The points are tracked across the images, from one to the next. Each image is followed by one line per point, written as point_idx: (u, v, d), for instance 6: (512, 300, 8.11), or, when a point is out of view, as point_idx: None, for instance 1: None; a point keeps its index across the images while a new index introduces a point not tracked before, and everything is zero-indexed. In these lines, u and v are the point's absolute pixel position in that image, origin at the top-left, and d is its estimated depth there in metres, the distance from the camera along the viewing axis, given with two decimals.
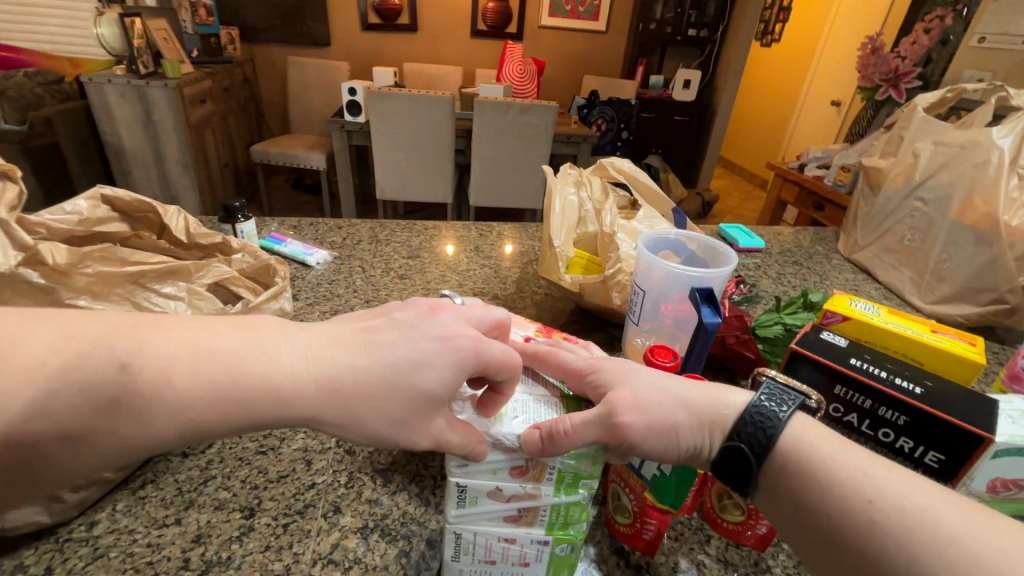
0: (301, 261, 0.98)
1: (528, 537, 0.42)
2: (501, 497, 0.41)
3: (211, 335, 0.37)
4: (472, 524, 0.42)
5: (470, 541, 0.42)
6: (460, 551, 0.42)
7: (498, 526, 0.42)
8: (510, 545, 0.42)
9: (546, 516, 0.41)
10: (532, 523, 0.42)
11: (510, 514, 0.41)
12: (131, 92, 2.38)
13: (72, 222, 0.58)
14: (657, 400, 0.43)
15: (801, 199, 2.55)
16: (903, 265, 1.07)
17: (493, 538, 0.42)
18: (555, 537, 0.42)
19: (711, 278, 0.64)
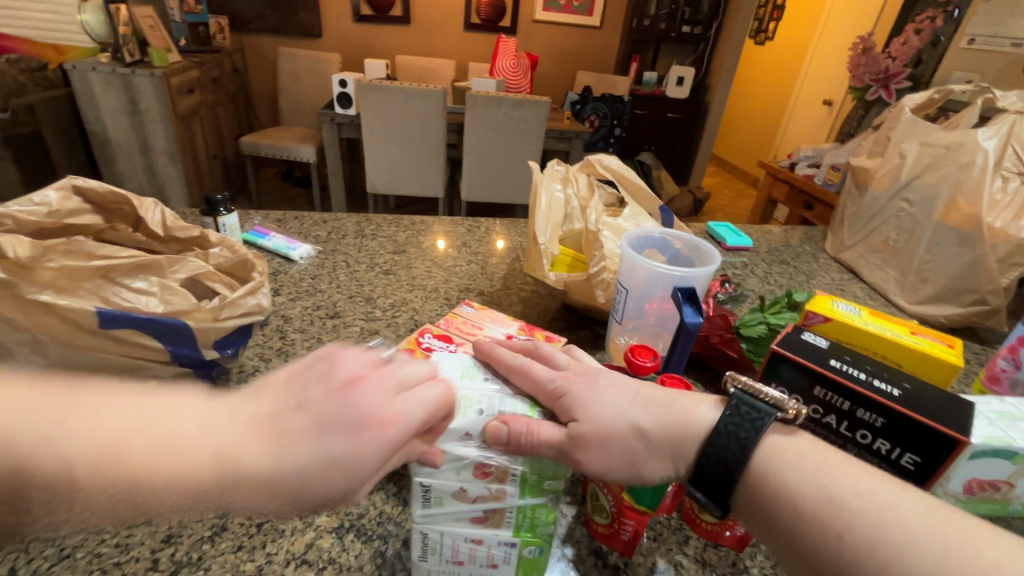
0: (284, 256, 0.97)
1: (495, 538, 0.41)
2: (466, 498, 0.41)
3: (106, 403, 0.29)
4: (440, 523, 0.41)
5: (438, 541, 0.41)
6: (428, 551, 0.42)
7: (464, 527, 0.41)
8: (477, 546, 0.41)
9: (512, 518, 0.41)
10: (499, 525, 0.41)
11: (476, 514, 0.41)
12: (116, 81, 2.34)
13: (42, 214, 0.57)
14: (625, 429, 0.42)
15: (791, 198, 2.56)
16: (888, 265, 1.08)
17: (460, 538, 0.41)
18: (521, 539, 0.41)
19: (694, 277, 0.64)
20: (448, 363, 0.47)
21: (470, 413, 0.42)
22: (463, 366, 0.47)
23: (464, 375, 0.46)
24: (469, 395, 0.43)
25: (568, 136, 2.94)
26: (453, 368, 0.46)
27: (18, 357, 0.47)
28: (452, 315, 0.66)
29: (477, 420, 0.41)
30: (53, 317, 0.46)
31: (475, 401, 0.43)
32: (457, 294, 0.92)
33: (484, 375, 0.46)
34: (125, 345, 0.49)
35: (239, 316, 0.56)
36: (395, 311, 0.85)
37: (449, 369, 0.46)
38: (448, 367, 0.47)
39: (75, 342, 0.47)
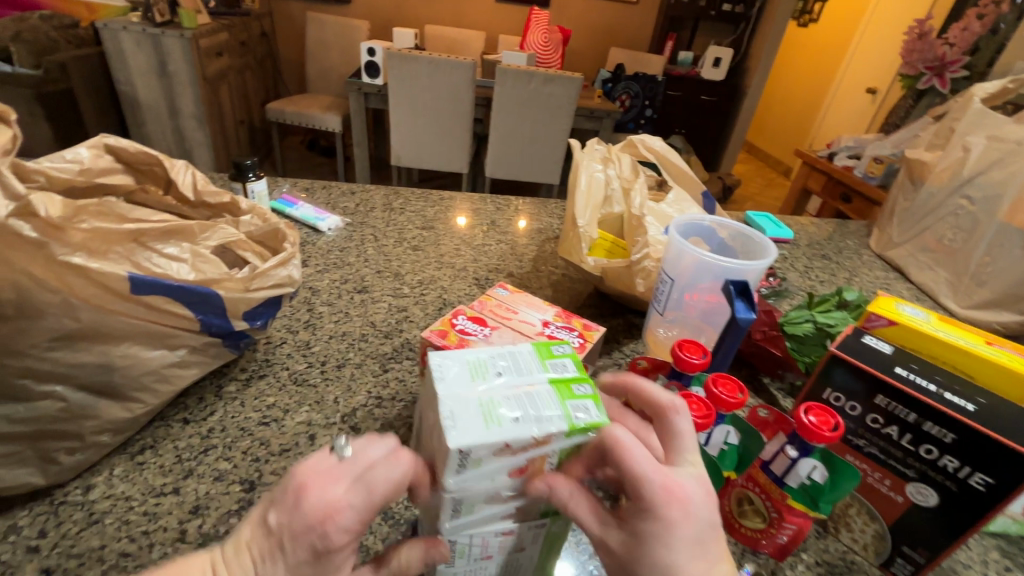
0: (311, 226, 0.95)
1: (526, 526, 0.39)
2: (499, 498, 0.36)
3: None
4: (466, 529, 0.37)
5: (464, 545, 0.37)
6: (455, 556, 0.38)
7: (495, 524, 0.38)
8: (508, 537, 0.39)
9: (545, 509, 0.39)
10: (528, 516, 0.38)
11: (507, 509, 0.37)
12: (146, 41, 2.32)
13: (73, 171, 0.54)
14: (657, 542, 0.33)
15: (828, 189, 2.46)
16: (940, 266, 1.02)
17: (490, 535, 0.38)
18: (550, 518, 0.40)
19: (746, 270, 0.60)
20: (449, 362, 0.39)
21: (504, 422, 0.34)
22: (470, 365, 0.38)
23: (475, 375, 0.38)
24: (492, 399, 0.36)
25: (598, 115, 2.86)
26: (458, 368, 0.38)
27: (48, 321, 0.43)
28: (486, 297, 0.63)
29: (514, 427, 0.34)
30: (85, 280, 0.44)
31: (505, 405, 0.35)
32: (486, 274, 0.90)
33: (493, 372, 0.39)
34: (158, 313, 0.47)
35: (268, 288, 0.56)
36: (423, 288, 0.83)
37: (454, 367, 0.38)
38: (456, 364, 0.39)
39: (111, 308, 0.45)
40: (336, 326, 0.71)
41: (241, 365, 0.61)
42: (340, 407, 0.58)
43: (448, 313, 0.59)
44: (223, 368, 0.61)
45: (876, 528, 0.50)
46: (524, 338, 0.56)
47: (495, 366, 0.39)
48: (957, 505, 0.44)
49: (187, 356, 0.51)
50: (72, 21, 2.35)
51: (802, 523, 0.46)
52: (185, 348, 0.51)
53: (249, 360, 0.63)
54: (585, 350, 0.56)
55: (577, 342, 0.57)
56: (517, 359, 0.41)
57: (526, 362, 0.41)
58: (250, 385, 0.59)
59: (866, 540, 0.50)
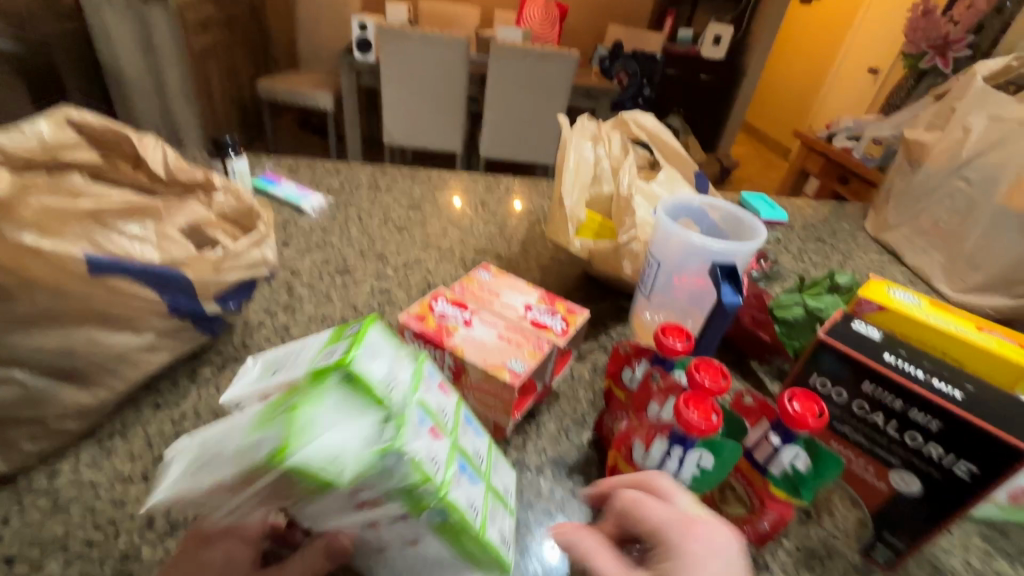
0: (294, 206, 0.93)
1: (386, 516, 0.34)
2: (327, 484, 0.34)
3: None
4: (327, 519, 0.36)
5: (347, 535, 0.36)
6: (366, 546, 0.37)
7: (352, 514, 0.35)
8: (377, 529, 0.35)
9: (387, 497, 0.34)
10: (380, 504, 0.34)
11: (350, 501, 0.34)
12: (130, 15, 2.25)
13: (32, 147, 0.50)
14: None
15: (826, 171, 2.43)
16: (936, 249, 1.01)
17: (355, 526, 0.35)
18: (407, 508, 0.34)
19: (734, 253, 0.59)
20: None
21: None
22: (260, 379, 0.40)
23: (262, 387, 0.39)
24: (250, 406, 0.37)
25: (595, 94, 2.81)
26: (249, 386, 0.41)
27: (4, 306, 0.41)
28: (468, 279, 0.61)
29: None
30: (41, 261, 0.41)
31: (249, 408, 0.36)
32: (472, 256, 0.88)
33: (274, 372, 0.40)
34: (123, 297, 0.45)
35: (240, 270, 0.54)
36: (407, 271, 0.81)
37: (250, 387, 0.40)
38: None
39: (70, 291, 0.43)
40: (317, 309, 0.69)
41: (216, 349, 0.60)
42: None
43: (428, 296, 0.57)
44: (196, 353, 0.59)
45: (859, 515, 0.50)
46: (505, 322, 0.55)
47: (281, 366, 0.41)
48: (940, 492, 0.43)
49: (156, 340, 0.50)
50: None
51: (784, 509, 0.45)
52: (153, 332, 0.49)
53: (225, 343, 0.61)
54: (568, 335, 0.55)
55: (560, 327, 0.55)
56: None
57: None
58: (225, 369, 0.58)
59: (848, 526, 0.50)
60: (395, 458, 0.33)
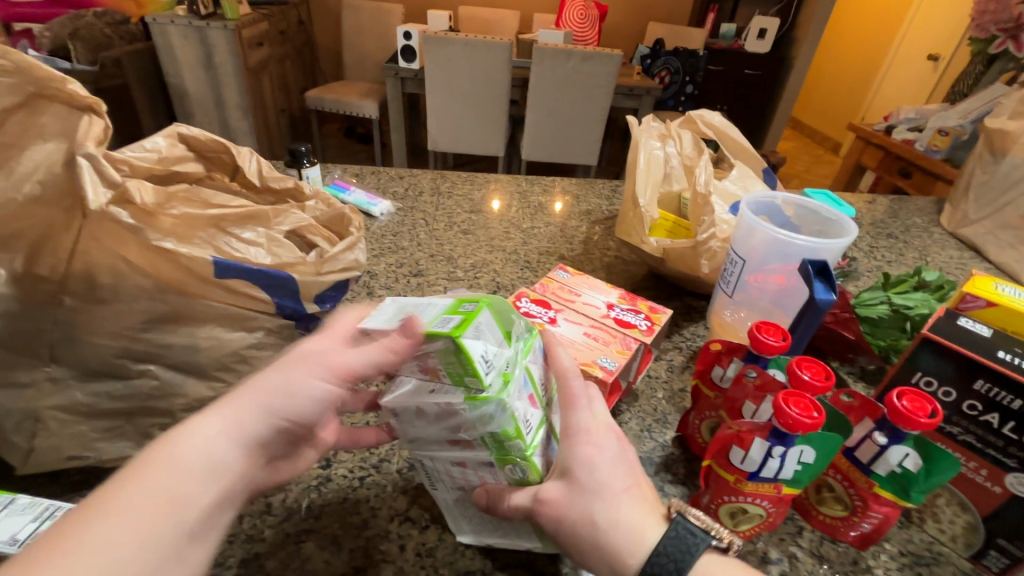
0: (364, 211, 0.96)
1: (475, 459, 0.39)
2: (430, 415, 0.38)
3: (105, 495, 0.28)
4: (427, 449, 0.41)
5: (434, 468, 0.42)
6: (433, 478, 0.43)
7: (447, 450, 0.40)
8: (463, 469, 0.40)
9: (481, 440, 0.38)
10: (473, 446, 0.39)
11: (449, 434, 0.39)
12: (192, 34, 2.39)
13: (152, 160, 0.56)
14: (581, 482, 0.37)
15: (885, 165, 2.34)
16: (1023, 243, 0.95)
17: (449, 463, 0.41)
18: (495, 458, 0.38)
19: (822, 250, 0.58)
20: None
21: (421, 393, 0.38)
22: (398, 310, 0.41)
23: (397, 315, 0.40)
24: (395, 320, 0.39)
25: (638, 92, 2.80)
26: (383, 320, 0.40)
27: (140, 304, 0.45)
28: (547, 279, 0.62)
29: (427, 396, 0.38)
30: (172, 263, 0.45)
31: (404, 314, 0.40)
32: (537, 257, 0.89)
33: (402, 317, 0.40)
34: (236, 296, 0.49)
35: (337, 271, 0.56)
36: (476, 272, 0.84)
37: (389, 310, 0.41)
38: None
39: (192, 291, 0.47)
40: None
41: None
42: None
43: (512, 296, 0.58)
44: None
45: (967, 520, 0.47)
46: (589, 320, 0.56)
47: (413, 314, 0.39)
48: None
49: (264, 339, 0.52)
50: (123, 16, 2.43)
51: (890, 511, 0.44)
52: (262, 331, 0.52)
53: None
54: (653, 333, 0.55)
55: (645, 325, 0.55)
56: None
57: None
58: None
59: (955, 531, 0.48)
60: (495, 407, 0.36)
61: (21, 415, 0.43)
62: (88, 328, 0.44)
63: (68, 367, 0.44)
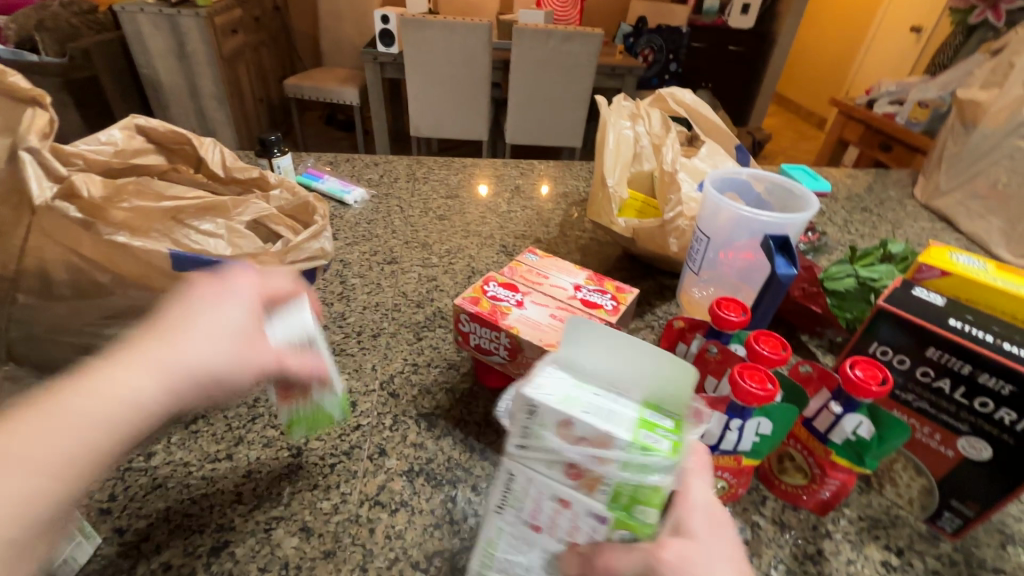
0: (338, 199, 0.96)
1: (585, 507, 0.30)
2: (570, 435, 0.30)
3: (26, 418, 0.30)
4: (526, 468, 0.31)
5: (518, 493, 0.32)
6: (505, 501, 0.33)
7: (558, 479, 0.30)
8: (559, 510, 0.31)
9: (616, 489, 0.30)
10: (593, 492, 0.30)
11: (574, 464, 0.30)
12: (163, 22, 2.32)
13: (108, 152, 0.56)
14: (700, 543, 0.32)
15: (865, 139, 2.35)
16: (992, 214, 0.97)
17: (544, 492, 0.31)
18: (619, 515, 0.30)
19: (785, 225, 0.58)
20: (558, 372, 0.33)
21: (574, 405, 0.30)
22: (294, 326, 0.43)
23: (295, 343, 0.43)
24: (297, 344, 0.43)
25: (620, 72, 2.78)
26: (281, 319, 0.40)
27: (102, 300, 0.44)
28: (515, 263, 0.62)
29: (583, 418, 0.30)
30: (130, 257, 0.44)
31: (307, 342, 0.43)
32: (512, 241, 0.89)
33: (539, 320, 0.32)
34: None
35: (302, 261, 0.56)
36: (451, 258, 0.83)
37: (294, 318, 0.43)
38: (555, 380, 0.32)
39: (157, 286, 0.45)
40: (370, 297, 0.73)
41: None
42: (378, 374, 0.61)
43: (479, 280, 0.58)
44: None
45: (923, 483, 0.49)
46: (556, 302, 0.56)
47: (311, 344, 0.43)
48: (1014, 458, 0.42)
49: None
50: (91, 7, 2.36)
51: (847, 477, 0.46)
52: None
53: None
54: (619, 312, 0.55)
55: (610, 305, 0.56)
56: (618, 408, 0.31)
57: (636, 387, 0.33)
58: None
59: (912, 495, 0.50)
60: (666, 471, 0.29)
61: None
62: (51, 328, 0.44)
63: (30, 366, 0.45)
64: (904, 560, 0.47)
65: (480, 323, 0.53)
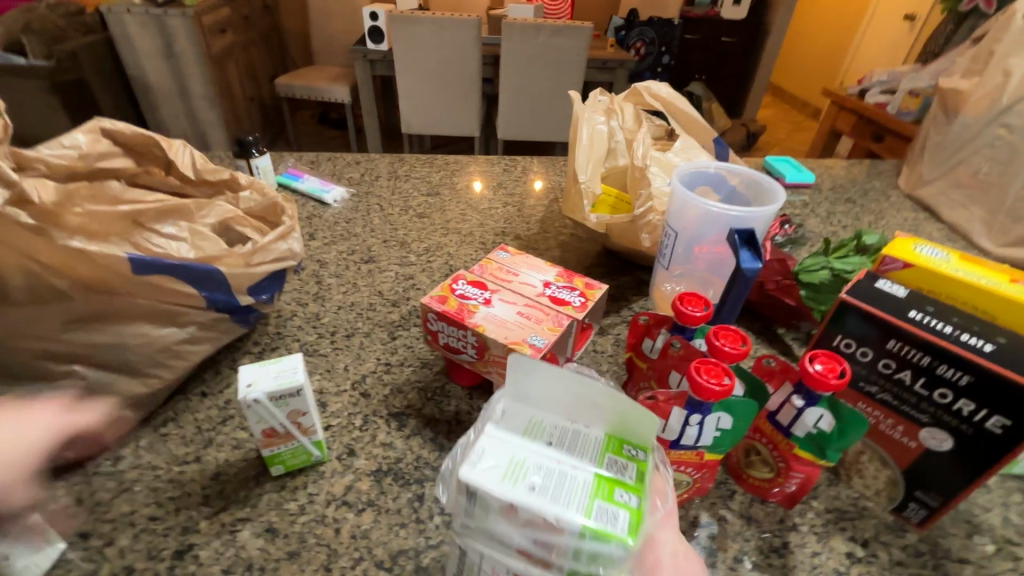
0: (317, 198, 0.95)
1: None
2: (517, 518, 0.33)
3: None
4: (480, 543, 0.35)
5: (477, 564, 0.35)
6: (466, 568, 0.36)
7: (511, 558, 0.34)
8: None
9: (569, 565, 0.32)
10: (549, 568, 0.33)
11: (524, 545, 0.33)
12: (150, 23, 2.31)
13: (72, 157, 0.54)
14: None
15: (858, 130, 2.34)
16: (974, 204, 0.96)
17: (502, 568, 0.34)
18: None
19: (753, 219, 0.58)
20: (515, 411, 0.40)
21: (517, 487, 0.33)
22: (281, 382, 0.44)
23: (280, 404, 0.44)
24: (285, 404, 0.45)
25: (612, 66, 2.76)
26: (271, 376, 0.45)
27: (59, 305, 0.45)
28: (486, 261, 0.62)
29: (528, 497, 0.33)
30: (89, 263, 0.45)
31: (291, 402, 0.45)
32: (492, 238, 0.89)
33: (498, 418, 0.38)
34: (164, 293, 0.48)
35: (270, 262, 0.56)
36: (429, 256, 0.83)
37: (277, 380, 0.44)
38: (514, 419, 0.39)
39: (116, 291, 0.47)
40: (345, 297, 0.72)
41: (254, 339, 0.63)
42: (350, 374, 0.61)
43: (449, 279, 0.58)
44: (238, 343, 0.63)
45: (889, 474, 0.49)
46: (524, 299, 0.56)
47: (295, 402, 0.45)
48: (974, 449, 0.42)
49: (197, 333, 0.52)
50: (77, 9, 2.34)
51: (811, 470, 0.46)
52: (194, 325, 0.52)
53: (261, 333, 0.65)
54: (586, 309, 0.55)
55: (578, 302, 0.56)
56: (580, 439, 0.38)
57: (585, 446, 0.38)
58: (263, 357, 0.61)
59: (878, 486, 0.50)
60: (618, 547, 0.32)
61: None
62: (12, 333, 0.45)
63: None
64: (869, 551, 0.47)
65: (447, 322, 0.53)
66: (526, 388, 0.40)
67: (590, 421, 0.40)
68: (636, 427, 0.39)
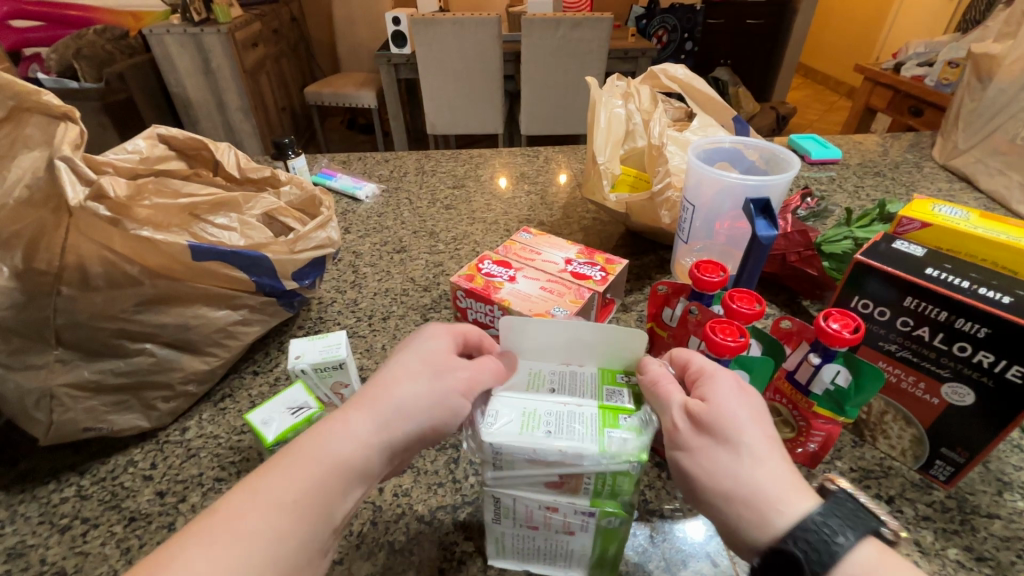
0: (351, 195, 1.01)
1: (572, 506, 0.38)
2: (541, 462, 0.36)
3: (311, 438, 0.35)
4: (510, 488, 0.38)
5: (511, 507, 0.39)
6: (501, 513, 0.40)
7: (540, 492, 0.38)
8: (552, 513, 0.38)
9: (593, 487, 0.37)
10: (576, 492, 0.37)
11: (551, 478, 0.37)
12: (189, 42, 2.43)
13: (133, 161, 0.60)
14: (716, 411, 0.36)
15: (895, 105, 2.25)
16: (1013, 169, 0.93)
17: (533, 504, 0.38)
18: (600, 506, 0.37)
19: (769, 187, 0.59)
20: (516, 366, 0.43)
21: (535, 434, 0.36)
22: (319, 354, 0.50)
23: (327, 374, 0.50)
24: (333, 376, 0.50)
25: (634, 55, 2.74)
26: (316, 350, 0.50)
27: (132, 288, 0.51)
28: (510, 241, 0.65)
29: (547, 440, 0.36)
30: (154, 250, 0.50)
31: (336, 374, 0.50)
32: (516, 225, 0.92)
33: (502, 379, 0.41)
34: (218, 277, 0.54)
35: (311, 249, 0.61)
36: (457, 244, 0.87)
37: (315, 353, 0.50)
38: (514, 375, 0.42)
39: (177, 277, 0.52)
40: (380, 284, 0.77)
41: (298, 323, 0.69)
42: (387, 352, 0.65)
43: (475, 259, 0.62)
44: (284, 327, 0.69)
45: (913, 433, 0.49)
46: (547, 275, 0.59)
47: (339, 373, 0.51)
48: (997, 399, 0.42)
49: (248, 315, 0.58)
50: (122, 31, 2.47)
51: (832, 428, 0.46)
52: (246, 308, 0.57)
53: (305, 318, 0.70)
54: (607, 282, 0.58)
55: (599, 276, 0.59)
56: (576, 377, 0.42)
57: (582, 383, 0.42)
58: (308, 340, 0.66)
59: (903, 445, 0.51)
60: (634, 465, 0.35)
61: (38, 393, 0.48)
62: (91, 314, 0.50)
63: (76, 349, 0.50)
64: (894, 507, 0.48)
65: (475, 298, 0.57)
66: (520, 341, 0.43)
67: (580, 360, 0.44)
68: (623, 354, 0.42)
